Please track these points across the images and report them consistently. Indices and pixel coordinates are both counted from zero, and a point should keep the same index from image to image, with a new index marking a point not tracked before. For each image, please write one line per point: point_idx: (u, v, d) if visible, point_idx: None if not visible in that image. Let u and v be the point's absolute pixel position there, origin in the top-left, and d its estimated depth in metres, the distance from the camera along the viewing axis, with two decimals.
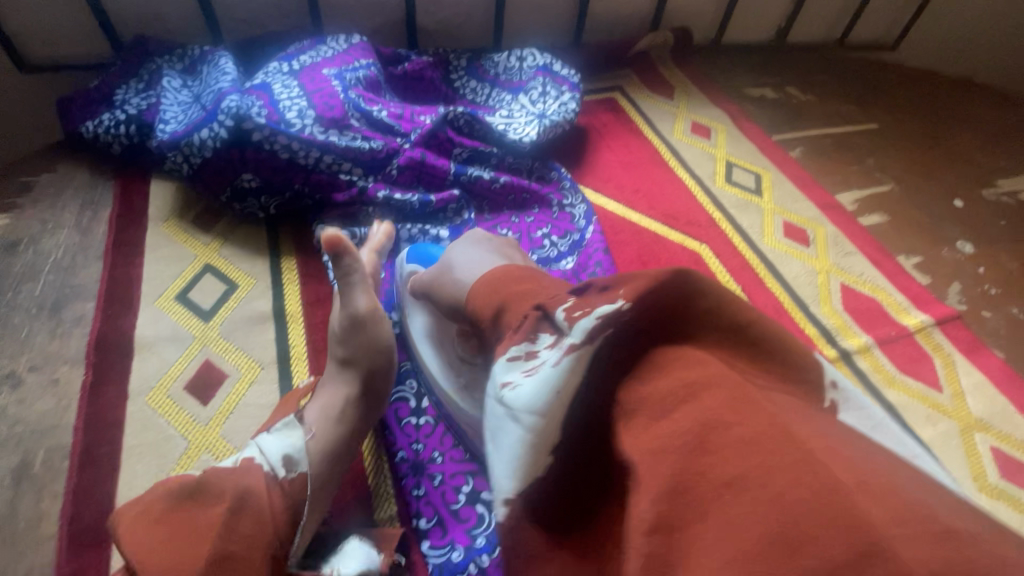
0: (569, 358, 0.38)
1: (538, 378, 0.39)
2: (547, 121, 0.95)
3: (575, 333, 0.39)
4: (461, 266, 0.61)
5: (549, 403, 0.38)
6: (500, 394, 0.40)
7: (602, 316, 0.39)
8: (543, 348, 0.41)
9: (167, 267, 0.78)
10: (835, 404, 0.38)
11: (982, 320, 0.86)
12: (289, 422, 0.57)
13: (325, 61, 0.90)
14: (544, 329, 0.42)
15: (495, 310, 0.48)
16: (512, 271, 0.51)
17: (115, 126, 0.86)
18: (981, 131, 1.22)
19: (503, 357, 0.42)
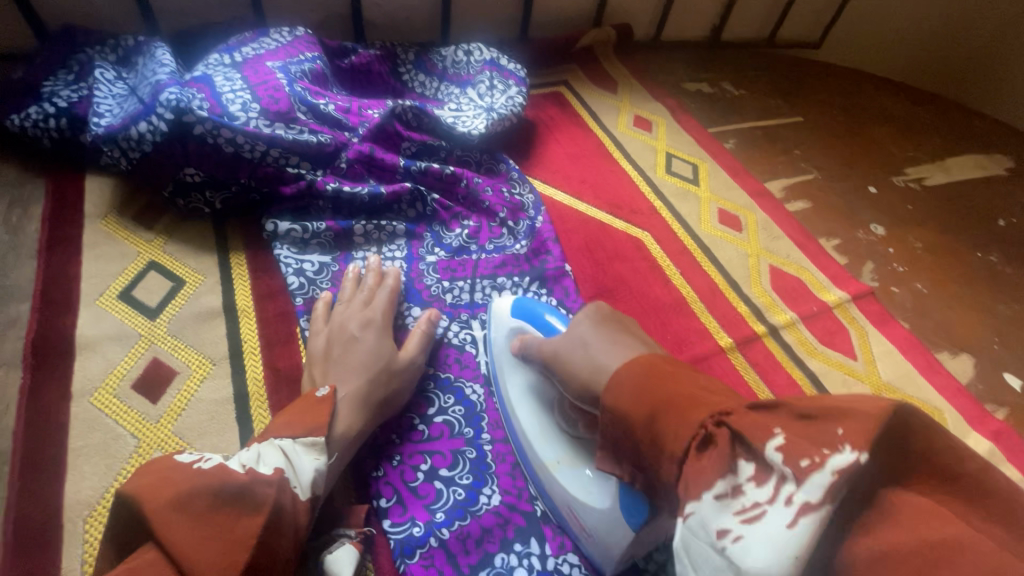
0: (810, 525, 0.32)
1: (768, 538, 0.33)
2: (494, 114, 0.98)
3: (809, 489, 0.33)
4: (598, 339, 0.54)
5: (789, 572, 0.32)
6: (719, 545, 0.34)
7: (839, 470, 0.33)
8: (748, 483, 0.36)
9: (109, 265, 0.76)
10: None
11: (891, 294, 0.95)
12: (318, 443, 0.56)
13: (269, 54, 0.89)
14: (740, 456, 0.37)
15: (647, 418, 0.42)
16: (658, 360, 0.46)
17: (44, 119, 0.82)
18: (893, 123, 1.33)
19: (705, 496, 0.36)
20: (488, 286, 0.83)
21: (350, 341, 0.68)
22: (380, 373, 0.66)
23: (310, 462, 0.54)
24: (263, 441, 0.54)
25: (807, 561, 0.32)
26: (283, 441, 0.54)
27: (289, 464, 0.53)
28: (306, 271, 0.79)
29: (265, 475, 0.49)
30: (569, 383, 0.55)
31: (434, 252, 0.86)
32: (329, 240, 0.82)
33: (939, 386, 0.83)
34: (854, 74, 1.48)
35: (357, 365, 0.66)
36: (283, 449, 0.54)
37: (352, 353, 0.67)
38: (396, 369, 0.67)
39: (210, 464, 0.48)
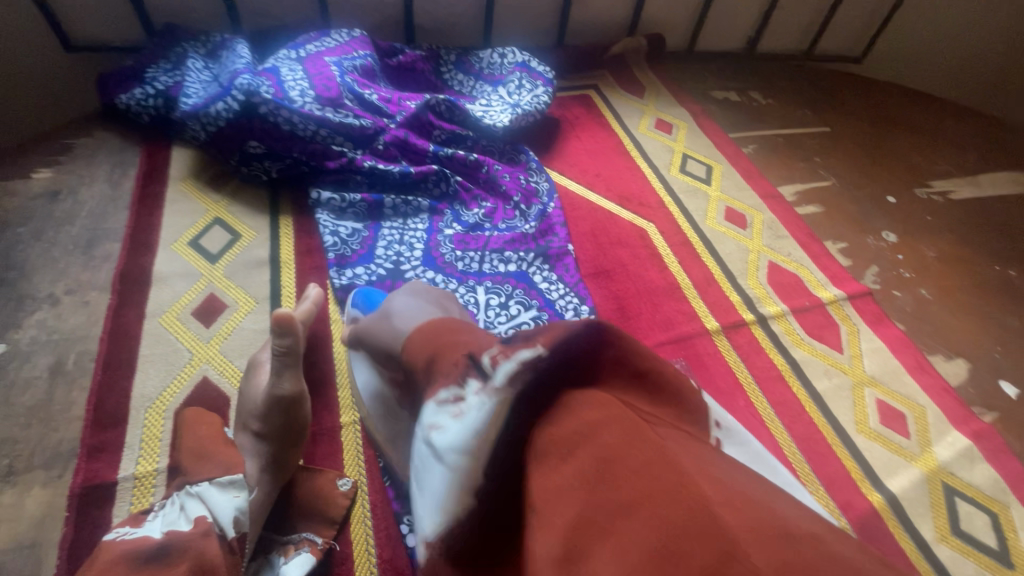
0: (494, 401, 0.43)
1: (461, 423, 0.43)
2: (519, 110, 1.08)
3: (498, 377, 0.44)
4: (398, 313, 0.67)
5: (471, 442, 0.42)
6: (428, 435, 0.45)
7: (522, 360, 0.44)
8: (470, 392, 0.45)
9: (183, 217, 0.92)
10: (719, 439, 0.50)
11: (891, 297, 0.97)
12: (233, 480, 0.58)
13: (328, 51, 1.04)
14: (472, 375, 0.45)
15: (426, 359, 0.52)
16: (441, 323, 0.56)
17: (145, 99, 1.01)
18: (926, 138, 1.33)
19: (434, 400, 0.46)
20: (495, 258, 0.93)
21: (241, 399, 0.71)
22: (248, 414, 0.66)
23: (231, 499, 0.57)
24: (180, 492, 0.57)
25: (489, 437, 0.42)
26: (198, 486, 0.58)
27: (208, 508, 0.55)
28: (340, 233, 0.92)
29: (184, 529, 0.52)
30: (377, 345, 0.68)
31: (452, 226, 0.97)
32: (363, 211, 0.95)
33: (924, 385, 0.85)
34: (895, 88, 1.48)
35: (245, 418, 0.67)
36: (199, 494, 0.57)
37: (242, 400, 0.70)
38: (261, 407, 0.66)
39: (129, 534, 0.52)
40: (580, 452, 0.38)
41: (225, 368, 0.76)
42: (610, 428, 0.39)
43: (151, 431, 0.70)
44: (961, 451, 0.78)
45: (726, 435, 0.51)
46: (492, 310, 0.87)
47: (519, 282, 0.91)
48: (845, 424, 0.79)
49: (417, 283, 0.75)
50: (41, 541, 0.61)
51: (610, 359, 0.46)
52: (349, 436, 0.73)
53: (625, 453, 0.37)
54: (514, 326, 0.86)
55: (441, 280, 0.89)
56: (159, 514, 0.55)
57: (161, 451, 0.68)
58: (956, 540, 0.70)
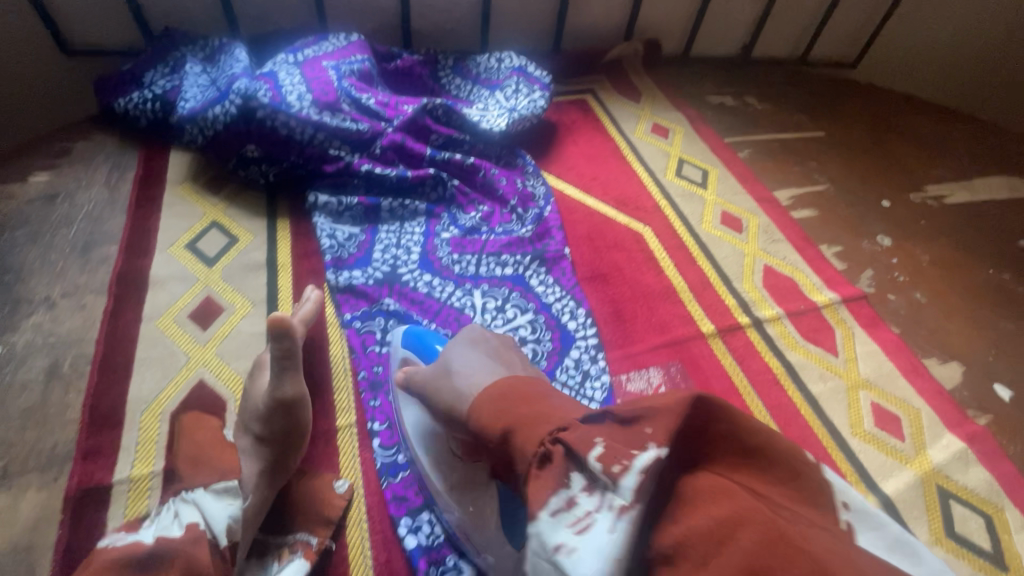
0: (625, 521, 0.40)
1: (592, 547, 0.39)
2: (516, 114, 1.09)
3: (623, 493, 0.40)
4: (458, 369, 0.60)
5: (611, 572, 0.38)
6: (552, 557, 0.39)
7: (643, 467, 0.41)
8: (579, 494, 0.42)
9: (181, 221, 0.92)
10: (851, 526, 0.40)
11: (886, 301, 0.98)
12: (227, 488, 0.59)
13: (326, 55, 1.05)
14: (574, 470, 0.43)
15: (503, 434, 0.48)
16: (513, 386, 0.53)
17: (143, 103, 1.01)
18: (920, 142, 1.34)
19: (544, 511, 0.41)
20: (492, 262, 0.94)
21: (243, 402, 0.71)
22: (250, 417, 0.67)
23: (225, 506, 0.58)
24: (177, 498, 0.58)
25: (627, 557, 0.39)
26: (193, 493, 0.58)
27: (202, 514, 0.56)
28: (338, 237, 0.92)
29: (175, 538, 0.54)
30: (434, 403, 0.61)
31: (449, 230, 0.97)
32: (360, 214, 0.96)
33: (919, 388, 0.85)
34: (890, 93, 1.49)
35: (246, 421, 0.67)
36: (193, 502, 0.57)
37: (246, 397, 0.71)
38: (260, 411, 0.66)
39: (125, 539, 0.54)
40: (725, 557, 0.35)
41: (222, 370, 0.77)
42: (748, 526, 0.36)
43: (147, 434, 0.70)
44: (955, 454, 0.78)
45: (859, 520, 0.40)
46: (488, 313, 0.88)
47: (516, 285, 0.91)
48: (840, 426, 0.80)
49: (473, 328, 0.69)
50: (36, 545, 0.60)
51: (714, 435, 0.43)
52: (345, 438, 0.73)
53: (762, 552, 0.34)
54: (511, 329, 0.86)
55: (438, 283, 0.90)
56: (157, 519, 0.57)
57: (157, 453, 0.68)
58: (951, 543, 0.70)
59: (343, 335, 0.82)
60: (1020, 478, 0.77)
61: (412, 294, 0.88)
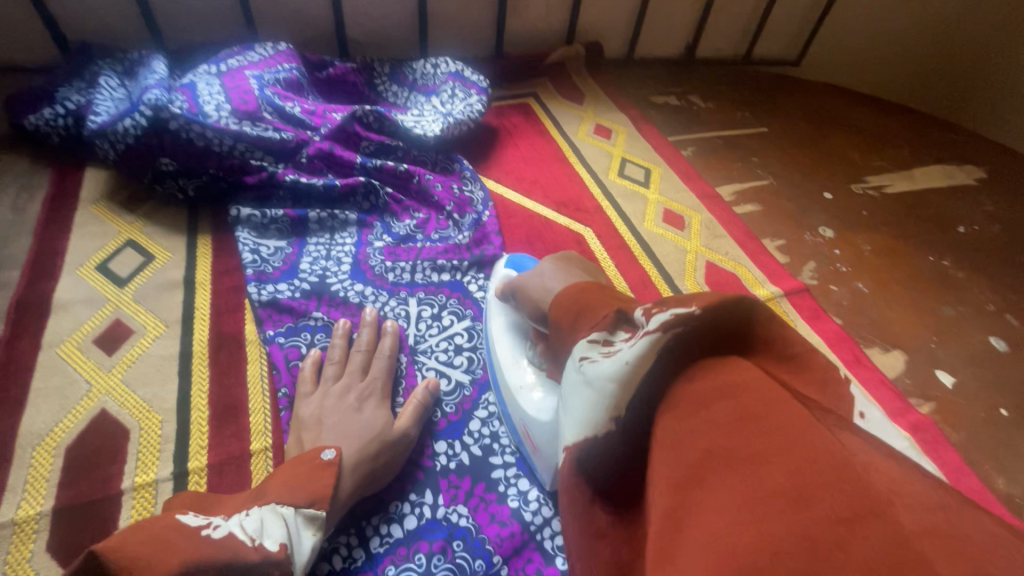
0: (644, 341, 0.41)
1: (613, 357, 0.44)
2: (451, 119, 1.06)
3: (651, 324, 0.42)
4: (551, 274, 0.69)
5: (619, 375, 0.41)
6: (581, 366, 0.47)
7: (676, 314, 0.41)
8: (618, 339, 0.47)
9: (92, 241, 0.87)
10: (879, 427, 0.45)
11: (829, 292, 0.97)
12: (318, 518, 0.56)
13: (250, 65, 1.01)
14: (621, 326, 0.48)
15: (573, 315, 0.55)
16: (593, 287, 0.59)
17: (55, 119, 0.96)
18: (862, 135, 1.35)
19: (584, 341, 0.50)
20: (428, 267, 0.90)
21: (347, 405, 0.68)
22: (373, 442, 0.65)
23: (309, 538, 0.55)
24: (263, 506, 0.54)
25: (640, 372, 0.41)
26: (286, 510, 0.55)
27: (290, 541, 0.53)
28: (261, 251, 0.88)
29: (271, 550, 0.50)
30: (526, 303, 0.70)
31: (382, 239, 0.94)
32: (286, 227, 0.91)
33: (862, 378, 0.84)
34: (832, 88, 1.51)
35: (364, 437, 0.65)
36: (285, 518, 0.54)
37: (356, 418, 0.67)
38: (389, 440, 0.66)
39: (219, 532, 0.50)
40: (716, 404, 0.37)
41: (126, 398, 0.71)
42: (750, 389, 0.36)
43: (38, 470, 0.64)
44: None
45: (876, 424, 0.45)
46: (423, 322, 0.84)
47: (453, 292, 0.88)
48: None
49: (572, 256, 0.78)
50: None
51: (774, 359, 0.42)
52: (258, 464, 0.67)
53: (759, 406, 0.35)
54: (446, 338, 0.82)
55: (369, 295, 0.86)
56: (242, 518, 0.52)
57: (47, 492, 0.62)
58: None
59: (264, 352, 0.77)
60: (964, 465, 0.76)
61: (343, 306, 0.84)
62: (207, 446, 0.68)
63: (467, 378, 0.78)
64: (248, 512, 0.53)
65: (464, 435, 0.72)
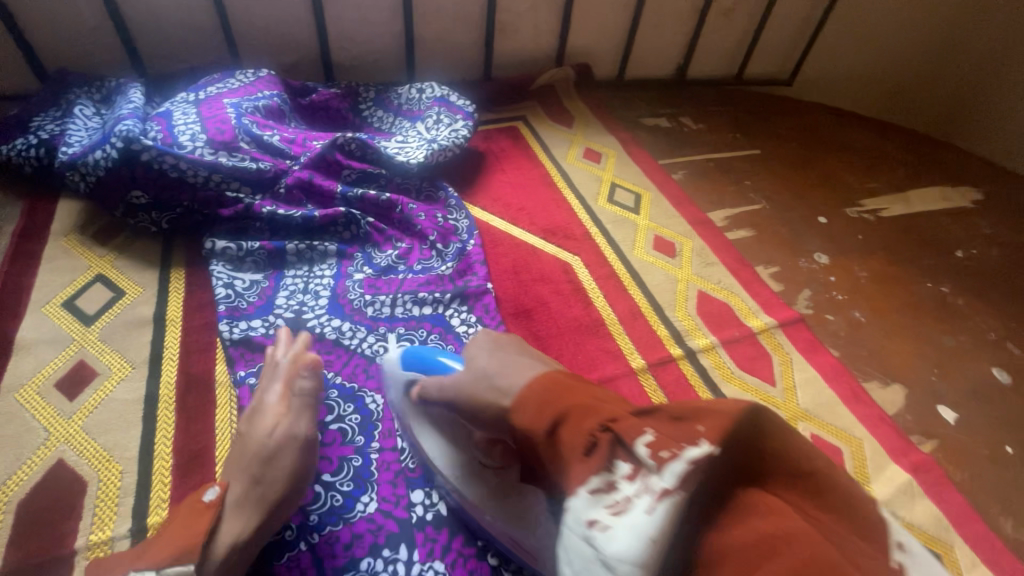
0: (664, 506, 0.40)
1: (631, 526, 0.40)
2: (435, 145, 1.04)
3: (666, 477, 0.41)
4: (496, 370, 0.56)
5: (645, 552, 0.39)
6: (589, 533, 0.42)
7: (692, 460, 0.41)
8: (621, 479, 0.43)
9: (61, 276, 0.84)
10: (904, 566, 0.35)
11: (825, 322, 0.94)
12: (183, 574, 0.52)
13: (229, 92, 0.99)
14: (620, 456, 0.45)
15: (549, 426, 0.48)
16: (561, 379, 0.52)
17: (26, 149, 0.93)
18: (855, 156, 1.33)
19: (583, 490, 0.45)
20: (409, 300, 0.87)
21: (242, 430, 0.64)
22: (257, 457, 0.60)
23: None
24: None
25: (664, 546, 0.39)
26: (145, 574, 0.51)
27: None
28: (236, 285, 0.85)
29: None
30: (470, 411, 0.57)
31: (362, 270, 0.91)
32: (263, 259, 0.88)
33: (860, 416, 0.81)
34: (825, 108, 1.50)
35: (245, 462, 0.61)
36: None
37: (244, 443, 0.63)
38: (273, 447, 0.61)
39: None
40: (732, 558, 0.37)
41: (86, 446, 0.67)
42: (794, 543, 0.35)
43: None
44: (900, 487, 0.73)
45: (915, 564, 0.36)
46: None
47: (435, 327, 0.85)
48: None
49: (486, 331, 0.64)
50: None
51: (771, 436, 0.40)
52: None
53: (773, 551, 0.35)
54: None
55: (347, 331, 0.82)
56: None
57: None
58: None
59: (234, 395, 0.74)
60: (969, 509, 0.72)
61: (319, 344, 0.81)
62: (169, 499, 0.64)
63: None
64: None
65: None
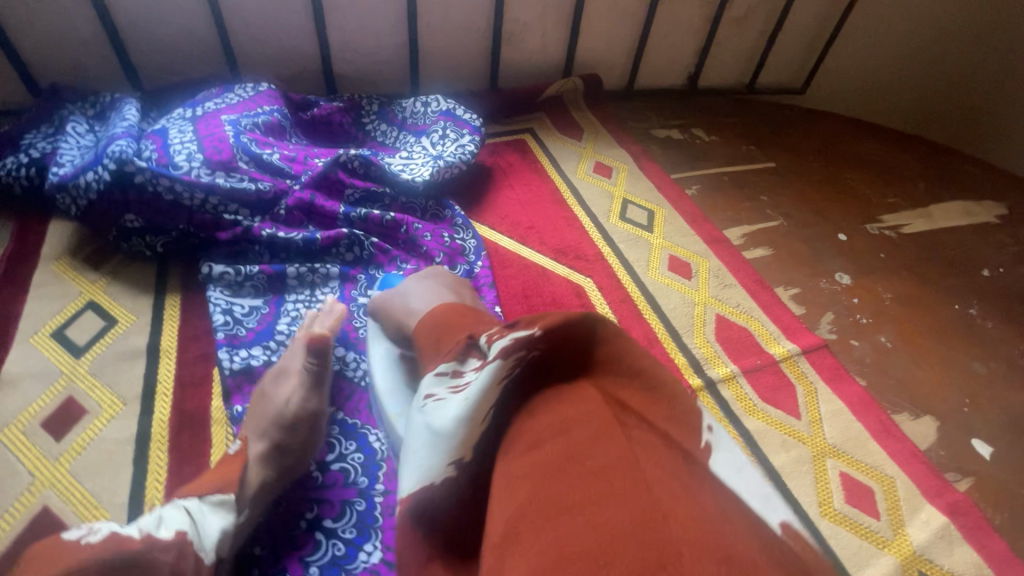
0: (485, 372, 0.42)
1: (454, 394, 0.43)
2: (441, 162, 1.00)
3: (490, 352, 0.44)
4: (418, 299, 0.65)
5: (459, 411, 0.41)
6: (425, 404, 0.46)
7: (514, 338, 0.43)
8: (467, 369, 0.45)
9: (50, 304, 0.80)
10: (708, 447, 0.39)
11: (849, 348, 0.89)
12: (227, 501, 0.54)
13: (227, 108, 0.95)
14: (472, 354, 0.46)
15: (434, 336, 0.52)
16: (456, 308, 0.55)
17: (17, 168, 0.89)
18: (874, 169, 1.29)
19: (433, 372, 0.48)
20: None
21: (263, 392, 0.67)
22: (281, 421, 0.63)
23: (217, 521, 0.53)
24: (165, 504, 0.52)
25: (476, 408, 0.41)
26: (188, 501, 0.53)
27: (195, 526, 0.51)
28: (234, 311, 0.81)
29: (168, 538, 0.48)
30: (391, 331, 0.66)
31: (366, 294, 0.87)
32: (262, 284, 0.84)
33: (891, 451, 0.76)
34: (840, 119, 1.46)
35: (269, 424, 0.63)
36: (188, 509, 0.52)
37: (264, 406, 0.65)
38: (294, 417, 0.63)
39: (99, 536, 0.45)
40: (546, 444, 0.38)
41: (72, 492, 0.63)
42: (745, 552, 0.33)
43: None
44: (937, 532, 0.69)
45: (719, 444, 0.39)
46: None
47: None
48: (808, 508, 0.69)
49: (439, 275, 0.74)
50: None
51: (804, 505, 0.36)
52: None
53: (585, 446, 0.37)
54: None
55: (351, 363, 0.78)
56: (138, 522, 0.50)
57: None
58: None
59: (232, 433, 0.70)
60: (1010, 556, 0.68)
61: None
62: None
63: None
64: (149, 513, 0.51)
65: None
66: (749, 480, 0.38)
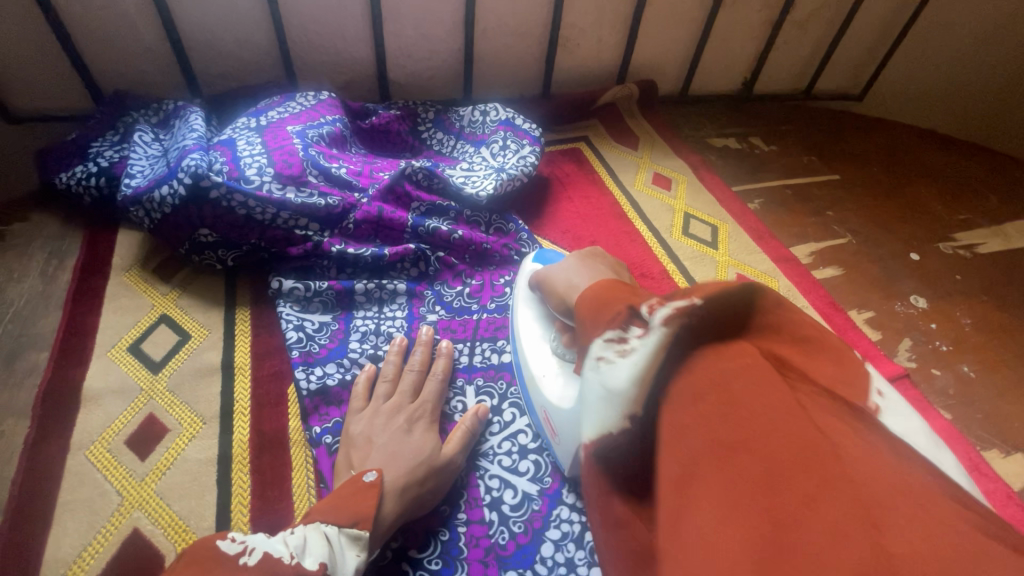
0: (654, 337, 0.46)
1: (629, 359, 0.47)
2: (504, 174, 0.98)
3: (655, 319, 0.47)
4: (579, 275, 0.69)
5: (634, 371, 0.46)
6: (595, 365, 0.49)
7: (676, 308, 0.47)
8: (632, 336, 0.48)
9: (124, 318, 0.80)
10: (878, 408, 0.43)
11: (930, 377, 0.86)
12: (362, 538, 0.54)
13: (291, 118, 0.94)
14: (635, 321, 0.49)
15: (604, 303, 0.55)
16: (616, 287, 0.58)
17: (87, 178, 0.89)
18: (940, 183, 1.24)
19: (598, 338, 0.51)
20: (487, 348, 0.82)
21: (396, 429, 0.67)
22: (420, 466, 0.64)
23: (352, 558, 0.54)
24: (306, 525, 0.53)
25: (651, 372, 0.45)
26: (329, 529, 0.53)
27: (333, 558, 0.51)
28: (306, 327, 0.80)
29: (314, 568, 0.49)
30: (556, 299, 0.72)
31: (435, 311, 0.86)
32: (331, 300, 0.84)
33: (985, 490, 0.73)
34: (902, 127, 1.40)
35: (406, 463, 0.63)
36: (328, 537, 0.53)
37: (399, 442, 0.65)
38: (435, 465, 0.65)
39: (256, 558, 0.47)
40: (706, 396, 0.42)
41: (161, 513, 0.63)
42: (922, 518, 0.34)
43: None
44: None
45: (888, 405, 0.44)
46: None
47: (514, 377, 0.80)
48: None
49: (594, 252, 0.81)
50: None
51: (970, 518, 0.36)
52: None
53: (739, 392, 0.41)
54: (509, 437, 0.73)
55: None
56: (285, 537, 0.51)
57: None
58: None
59: (311, 455, 0.69)
60: None
61: None
62: None
63: (535, 488, 0.69)
64: (292, 531, 0.52)
65: (536, 564, 0.63)
66: (917, 439, 0.42)
